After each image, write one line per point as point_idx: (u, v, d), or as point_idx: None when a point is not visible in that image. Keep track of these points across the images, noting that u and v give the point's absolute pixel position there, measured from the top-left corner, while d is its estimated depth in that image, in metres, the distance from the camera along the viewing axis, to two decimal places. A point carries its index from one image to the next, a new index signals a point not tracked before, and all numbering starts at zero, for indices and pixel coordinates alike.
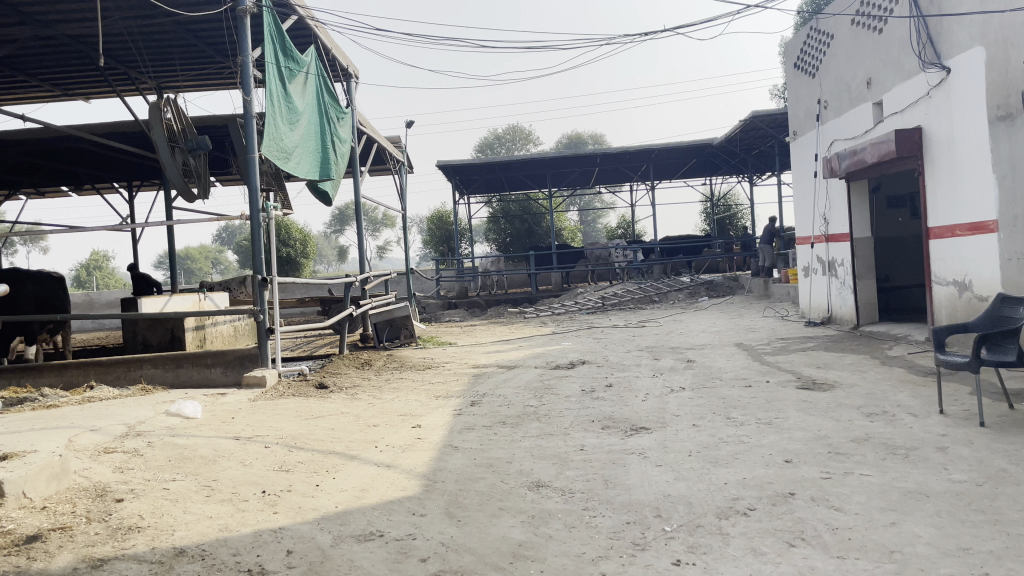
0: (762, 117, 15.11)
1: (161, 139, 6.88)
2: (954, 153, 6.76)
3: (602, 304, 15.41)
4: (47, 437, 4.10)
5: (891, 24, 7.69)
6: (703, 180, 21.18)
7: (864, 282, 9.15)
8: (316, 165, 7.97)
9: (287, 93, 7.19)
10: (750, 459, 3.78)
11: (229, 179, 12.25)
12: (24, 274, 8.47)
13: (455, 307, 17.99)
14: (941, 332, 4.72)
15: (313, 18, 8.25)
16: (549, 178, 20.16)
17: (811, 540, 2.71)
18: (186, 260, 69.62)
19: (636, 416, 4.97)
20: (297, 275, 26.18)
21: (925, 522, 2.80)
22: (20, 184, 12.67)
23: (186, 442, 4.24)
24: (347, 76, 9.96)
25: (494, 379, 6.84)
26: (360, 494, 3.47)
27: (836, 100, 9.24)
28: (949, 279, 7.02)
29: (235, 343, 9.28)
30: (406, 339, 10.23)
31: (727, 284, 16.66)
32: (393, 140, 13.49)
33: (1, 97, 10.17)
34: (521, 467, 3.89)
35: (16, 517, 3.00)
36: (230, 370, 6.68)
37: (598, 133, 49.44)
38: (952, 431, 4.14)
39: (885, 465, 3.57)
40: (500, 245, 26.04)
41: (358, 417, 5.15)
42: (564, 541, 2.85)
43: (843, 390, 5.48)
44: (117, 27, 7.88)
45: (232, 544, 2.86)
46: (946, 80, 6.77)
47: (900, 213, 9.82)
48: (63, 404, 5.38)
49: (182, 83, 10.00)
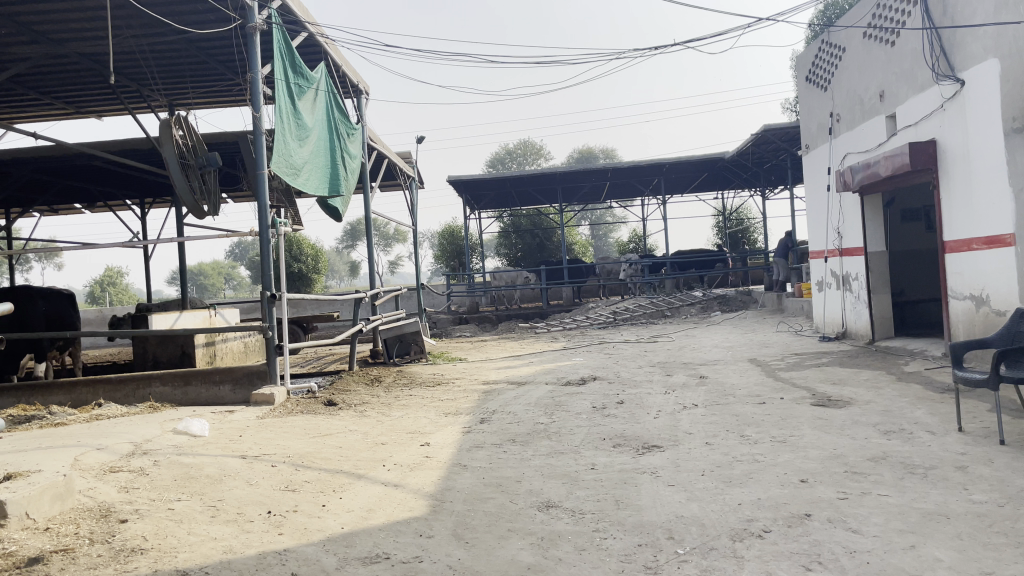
0: (774, 131, 15.06)
1: (172, 157, 6.88)
2: (969, 166, 6.68)
3: (614, 319, 15.36)
4: (53, 455, 4.07)
5: (904, 36, 7.64)
6: (716, 194, 21.14)
7: (879, 297, 9.05)
8: (326, 181, 7.97)
9: (297, 109, 7.21)
10: (764, 479, 3.70)
11: (240, 195, 12.28)
12: (35, 291, 8.53)
13: (466, 321, 17.93)
14: (959, 347, 4.63)
15: (323, 35, 8.29)
16: (560, 192, 20.13)
17: (829, 564, 2.64)
18: (200, 276, 69.97)
19: (648, 434, 4.89)
20: (309, 290, 26.26)
21: (946, 545, 2.72)
22: (33, 200, 12.77)
23: (192, 461, 4.20)
24: (357, 92, 10.00)
25: (504, 395, 6.78)
26: (366, 514, 3.41)
27: (849, 112, 9.17)
28: (965, 294, 6.92)
29: (245, 359, 9.29)
30: (416, 354, 10.17)
31: (740, 299, 16.53)
32: (404, 156, 13.53)
33: (16, 116, 10.27)
34: (531, 487, 3.82)
35: (18, 538, 2.96)
36: (239, 388, 6.64)
37: (607, 148, 49.89)
38: (972, 449, 4.05)
39: (903, 485, 3.48)
40: (511, 259, 26.06)
41: (366, 435, 5.10)
42: (574, 564, 2.79)
43: (859, 407, 5.38)
44: (129, 46, 7.94)
45: (235, 566, 2.81)
46: (960, 92, 6.70)
47: (915, 226, 9.71)
48: (71, 422, 5.34)
49: (192, 100, 10.06)
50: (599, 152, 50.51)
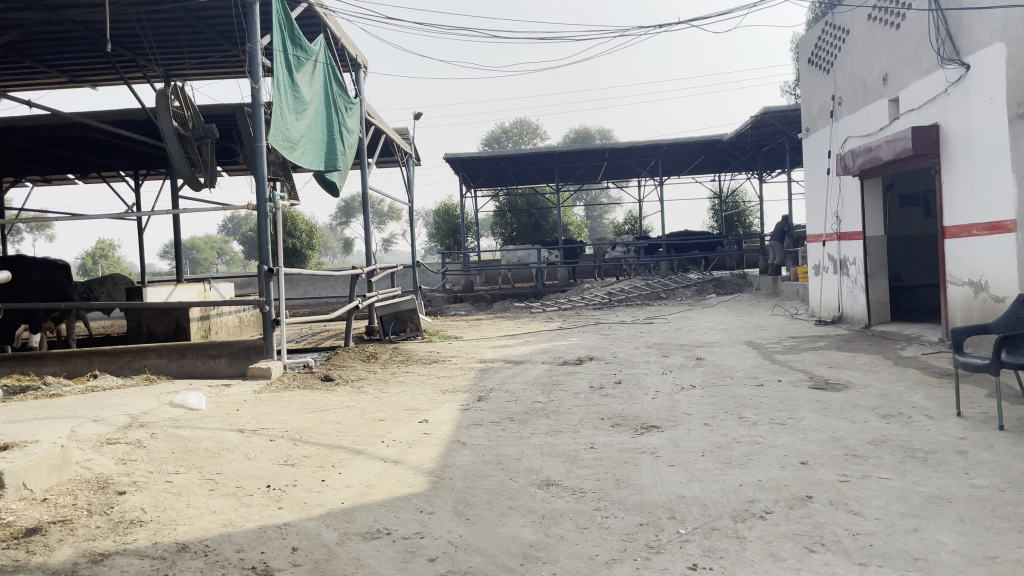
0: (774, 114, 15.00)
1: (168, 130, 6.80)
2: (972, 151, 6.65)
3: (609, 299, 15.37)
4: (49, 426, 4.04)
5: (909, 19, 7.58)
6: (713, 177, 21.09)
7: (875, 282, 9.04)
8: (323, 156, 7.88)
9: (294, 82, 7.11)
10: (764, 461, 3.70)
11: (236, 168, 12.16)
12: (30, 260, 8.49)
13: (461, 300, 17.90)
14: (960, 332, 4.61)
15: (322, 7, 8.17)
16: (557, 172, 20.03)
17: (831, 545, 2.63)
18: (192, 250, 69.64)
19: (646, 414, 4.89)
20: (303, 266, 26.16)
21: (949, 529, 2.72)
22: (28, 170, 12.67)
23: (190, 434, 4.17)
24: (356, 66, 9.91)
25: (501, 374, 6.78)
26: (366, 490, 3.40)
27: (851, 95, 9.12)
28: (963, 279, 6.91)
29: (241, 334, 9.26)
30: (412, 332, 10.20)
31: (735, 282, 16.52)
32: (401, 132, 13.43)
33: (10, 83, 10.15)
34: (530, 464, 3.82)
35: (16, 508, 2.93)
36: (235, 361, 6.60)
37: (603, 128, 50.05)
38: (971, 434, 4.06)
39: (903, 469, 3.48)
40: (506, 238, 26.03)
41: (364, 411, 5.09)
42: (576, 542, 2.78)
43: (858, 391, 5.39)
44: (126, 14, 7.83)
45: (236, 540, 2.79)
46: (965, 77, 6.66)
47: (913, 212, 9.70)
48: (66, 393, 5.31)
49: (189, 71, 9.94)
50: (596, 133, 50.33)
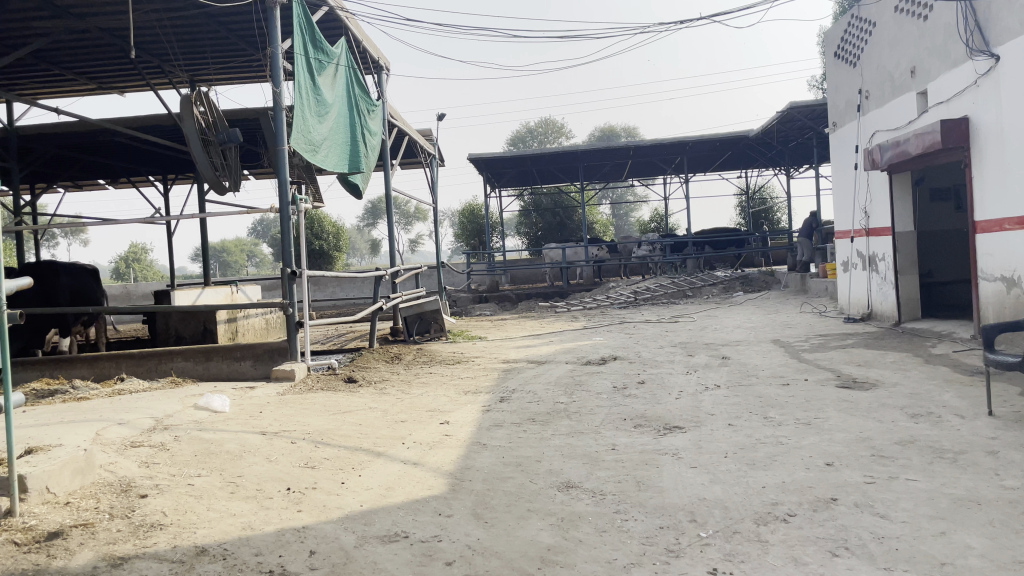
0: (800, 109, 14.82)
1: (192, 134, 6.86)
2: (1003, 144, 6.50)
3: (634, 298, 15.26)
4: (74, 430, 4.09)
5: (937, 10, 7.43)
6: (739, 173, 20.92)
7: (906, 278, 8.88)
8: (345, 159, 7.91)
9: (316, 85, 7.14)
10: (789, 462, 3.63)
11: (262, 172, 12.26)
12: (58, 266, 8.61)
13: (486, 300, 17.87)
14: (991, 330, 4.50)
15: (343, 9, 8.20)
16: (581, 170, 19.93)
17: (856, 550, 2.58)
18: (221, 254, 70.37)
19: (669, 415, 4.83)
20: (330, 268, 26.26)
21: (977, 532, 2.65)
22: (58, 176, 12.90)
23: (213, 437, 4.20)
24: (379, 68, 9.94)
25: (524, 374, 6.75)
26: (384, 492, 3.39)
27: (878, 89, 8.97)
28: (996, 275, 6.76)
29: (267, 336, 9.37)
30: (436, 332, 10.20)
31: (762, 279, 16.33)
32: (424, 133, 13.46)
33: (40, 91, 10.33)
34: (551, 466, 3.79)
35: (39, 513, 2.96)
36: (260, 363, 6.64)
37: (630, 126, 49.85)
38: (1002, 434, 3.96)
39: (932, 470, 3.40)
40: (531, 238, 26.01)
41: (386, 412, 5.09)
42: (595, 546, 2.75)
43: (886, 389, 5.29)
44: (150, 20, 7.93)
45: (254, 543, 2.80)
46: (994, 68, 6.52)
47: (944, 206, 9.51)
48: (93, 396, 5.38)
49: (214, 76, 10.04)
50: (622, 131, 50.14)
